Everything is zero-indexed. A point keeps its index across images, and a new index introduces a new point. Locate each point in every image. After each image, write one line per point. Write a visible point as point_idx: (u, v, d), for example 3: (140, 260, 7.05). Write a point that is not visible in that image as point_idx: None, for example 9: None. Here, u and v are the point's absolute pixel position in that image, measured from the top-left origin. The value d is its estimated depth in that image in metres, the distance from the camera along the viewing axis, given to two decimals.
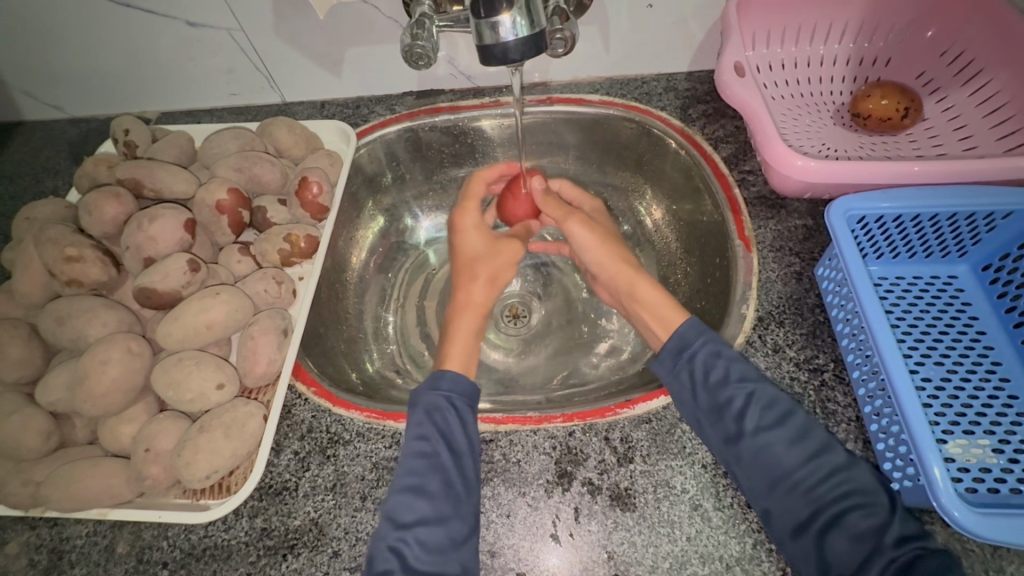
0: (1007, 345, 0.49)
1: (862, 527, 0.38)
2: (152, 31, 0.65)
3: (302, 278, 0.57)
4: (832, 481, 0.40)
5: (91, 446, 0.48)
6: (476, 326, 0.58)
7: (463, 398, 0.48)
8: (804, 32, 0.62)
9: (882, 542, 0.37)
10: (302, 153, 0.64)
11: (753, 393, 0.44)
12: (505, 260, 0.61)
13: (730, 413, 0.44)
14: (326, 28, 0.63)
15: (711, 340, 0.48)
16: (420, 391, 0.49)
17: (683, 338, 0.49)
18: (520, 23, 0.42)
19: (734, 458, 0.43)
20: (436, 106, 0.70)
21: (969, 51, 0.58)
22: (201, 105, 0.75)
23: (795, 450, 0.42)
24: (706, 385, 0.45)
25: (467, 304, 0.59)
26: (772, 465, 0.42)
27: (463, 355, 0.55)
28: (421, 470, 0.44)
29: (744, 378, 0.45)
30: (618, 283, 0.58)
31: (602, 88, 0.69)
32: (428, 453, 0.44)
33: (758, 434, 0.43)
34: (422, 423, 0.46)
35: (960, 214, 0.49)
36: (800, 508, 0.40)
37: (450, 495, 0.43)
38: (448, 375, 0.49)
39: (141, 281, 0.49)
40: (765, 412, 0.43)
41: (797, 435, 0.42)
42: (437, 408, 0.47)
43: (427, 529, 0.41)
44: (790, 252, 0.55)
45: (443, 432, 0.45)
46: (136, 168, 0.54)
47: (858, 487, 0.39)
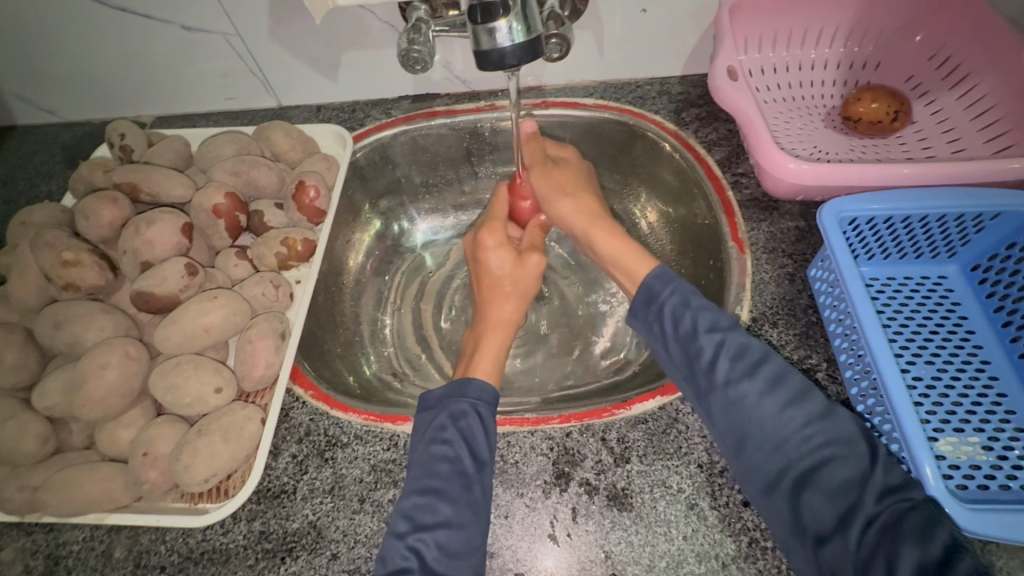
0: (996, 344, 0.49)
1: (839, 480, 0.38)
2: (148, 36, 0.65)
3: (299, 281, 0.57)
4: (808, 432, 0.40)
5: (87, 451, 0.47)
6: (503, 342, 0.58)
7: (485, 404, 0.48)
8: (796, 36, 0.63)
9: (862, 499, 0.37)
10: (298, 156, 0.64)
11: (724, 341, 0.45)
12: (529, 274, 0.61)
13: (702, 366, 0.45)
14: (322, 33, 0.64)
15: (679, 289, 0.49)
16: (444, 396, 0.48)
17: (653, 289, 0.50)
18: (517, 28, 0.43)
19: (707, 412, 0.44)
20: (433, 110, 0.70)
21: (956, 56, 0.59)
22: (197, 109, 0.75)
23: (770, 400, 0.41)
24: (678, 337, 0.47)
25: (494, 321, 0.59)
26: (744, 418, 0.42)
27: (490, 367, 0.54)
28: (444, 474, 0.43)
29: (714, 328, 0.46)
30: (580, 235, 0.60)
31: (596, 91, 0.70)
32: (451, 457, 0.44)
33: (729, 387, 0.43)
34: (445, 427, 0.46)
35: (949, 215, 0.50)
36: (774, 464, 0.40)
37: (472, 505, 0.43)
38: (475, 384, 0.49)
39: (138, 285, 0.49)
40: (736, 362, 0.43)
41: (769, 385, 0.42)
42: (464, 415, 0.46)
43: (447, 531, 0.41)
44: (782, 253, 0.56)
45: (466, 438, 0.45)
46: (132, 173, 0.54)
47: (833, 438, 0.39)
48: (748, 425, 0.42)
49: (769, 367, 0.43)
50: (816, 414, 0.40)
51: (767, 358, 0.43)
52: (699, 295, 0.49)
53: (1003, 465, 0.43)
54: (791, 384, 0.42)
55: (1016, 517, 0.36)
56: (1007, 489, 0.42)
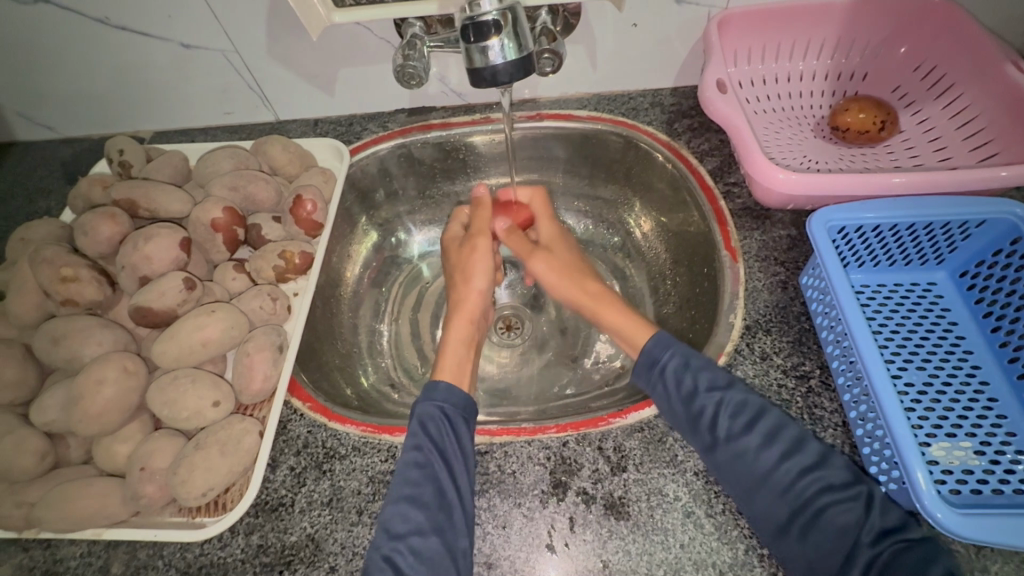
0: (986, 350, 0.50)
1: (840, 524, 0.39)
2: (146, 53, 0.66)
3: (297, 293, 0.58)
4: (804, 480, 0.41)
5: (85, 466, 0.47)
6: (467, 334, 0.60)
7: (456, 408, 0.49)
8: (784, 49, 0.64)
9: (860, 539, 0.38)
10: (295, 171, 0.64)
11: (723, 400, 0.45)
12: (480, 256, 0.64)
13: (704, 422, 0.45)
14: (318, 48, 0.65)
15: (679, 352, 0.49)
16: (416, 403, 0.50)
17: (654, 353, 0.50)
18: (509, 45, 0.44)
19: (713, 467, 0.44)
20: (428, 123, 0.71)
21: (941, 66, 0.60)
22: (195, 124, 0.76)
23: (769, 452, 0.43)
24: (680, 396, 0.47)
25: (459, 308, 0.62)
26: (746, 471, 0.42)
27: (453, 365, 0.56)
28: (416, 479, 0.44)
29: (713, 387, 0.46)
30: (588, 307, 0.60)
31: (589, 103, 0.71)
32: (422, 464, 0.45)
33: (731, 441, 0.43)
34: (417, 434, 0.47)
35: (936, 223, 0.51)
36: (778, 510, 0.41)
37: (444, 506, 0.43)
38: (441, 387, 0.50)
39: (136, 301, 0.50)
40: (735, 417, 0.44)
41: (766, 439, 0.43)
42: (432, 420, 0.48)
43: (421, 538, 0.42)
44: (775, 262, 0.57)
45: (436, 442, 0.46)
46: (131, 189, 0.55)
47: (827, 486, 0.40)
48: (750, 477, 0.42)
49: (767, 420, 0.44)
50: (809, 465, 0.41)
51: (764, 412, 0.44)
52: (698, 355, 0.49)
53: (995, 470, 0.43)
54: (787, 435, 0.43)
55: (1004, 522, 0.37)
56: (1000, 492, 0.42)
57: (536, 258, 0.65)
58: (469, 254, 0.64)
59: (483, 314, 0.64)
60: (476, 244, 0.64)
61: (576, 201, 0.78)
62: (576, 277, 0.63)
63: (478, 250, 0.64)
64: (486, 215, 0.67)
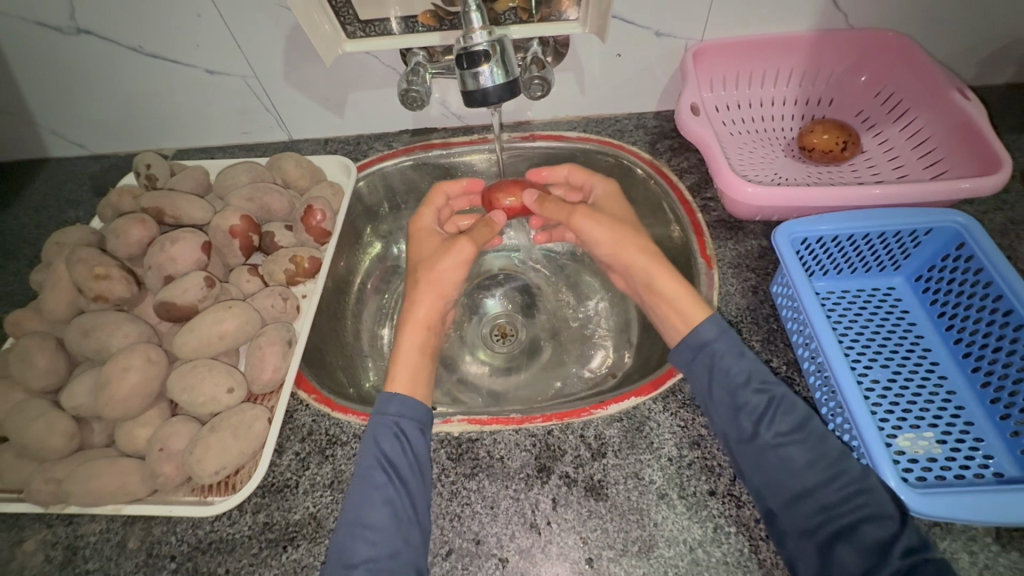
0: (943, 346, 0.54)
1: (869, 538, 0.41)
2: (174, 77, 0.72)
3: (305, 295, 0.63)
4: (845, 489, 0.43)
5: (108, 448, 0.51)
6: (421, 341, 0.61)
7: (413, 421, 0.50)
8: (756, 78, 0.71)
9: (891, 552, 0.40)
10: (306, 184, 0.70)
11: (773, 399, 0.48)
12: (455, 260, 0.64)
13: (747, 416, 0.48)
14: (330, 75, 0.71)
15: (731, 344, 0.51)
16: (372, 419, 0.51)
17: (708, 335, 0.52)
18: (498, 72, 0.50)
19: (748, 461, 0.47)
20: (429, 142, 0.77)
21: (897, 93, 0.67)
22: (214, 143, 0.83)
23: (808, 452, 0.46)
24: (728, 389, 0.49)
25: (411, 318, 0.62)
26: (783, 469, 0.45)
27: (406, 375, 0.58)
28: (373, 500, 0.46)
29: (763, 384, 0.49)
30: (637, 271, 0.60)
31: (579, 125, 0.77)
32: (383, 488, 0.46)
33: (772, 438, 0.46)
34: (370, 453, 0.48)
35: (889, 233, 0.55)
36: (806, 517, 0.43)
37: (399, 523, 0.45)
38: (397, 399, 0.51)
39: (162, 296, 0.54)
40: (781, 417, 0.47)
41: (812, 441, 0.45)
42: (386, 435, 0.49)
43: (376, 564, 0.43)
44: (747, 268, 0.62)
45: (391, 460, 0.47)
46: (159, 198, 0.60)
47: (867, 495, 0.42)
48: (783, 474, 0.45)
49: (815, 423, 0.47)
50: (852, 473, 0.43)
51: (811, 418, 0.47)
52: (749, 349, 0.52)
53: (956, 457, 0.46)
54: (831, 445, 0.45)
55: (963, 499, 0.40)
56: (961, 476, 0.46)
57: (580, 214, 0.63)
58: (443, 253, 0.64)
59: (439, 317, 0.65)
60: (456, 246, 0.64)
61: None
62: (623, 232, 0.62)
63: (455, 255, 0.64)
64: (490, 234, 0.67)
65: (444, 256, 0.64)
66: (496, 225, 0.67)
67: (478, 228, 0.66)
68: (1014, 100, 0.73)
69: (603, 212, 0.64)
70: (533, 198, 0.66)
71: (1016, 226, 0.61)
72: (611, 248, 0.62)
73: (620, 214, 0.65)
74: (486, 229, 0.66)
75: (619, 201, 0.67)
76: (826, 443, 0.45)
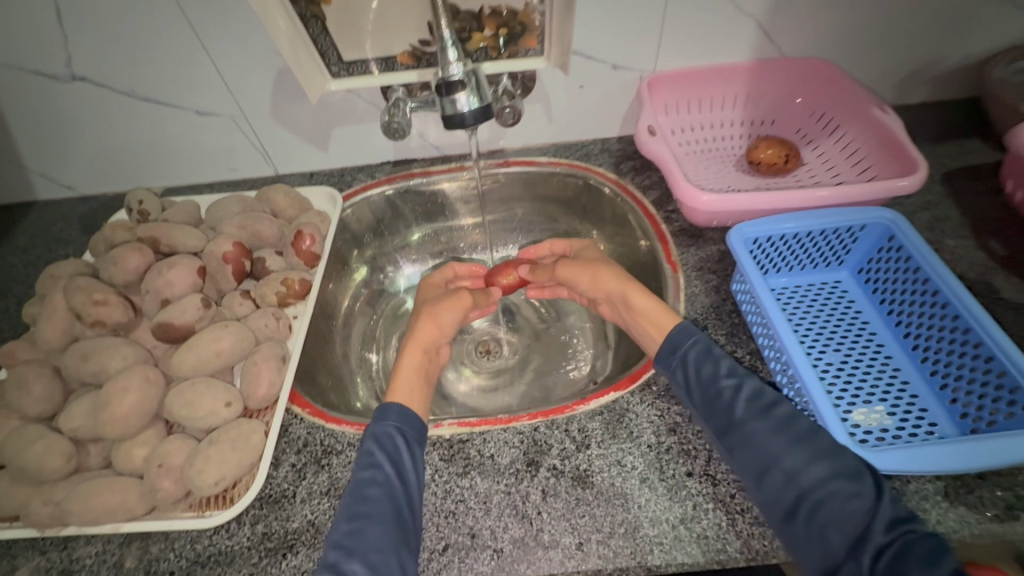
0: (887, 330, 0.59)
1: (848, 512, 0.41)
2: (166, 119, 0.76)
3: (296, 316, 0.65)
4: (819, 466, 0.43)
5: (104, 470, 0.52)
6: (419, 362, 0.62)
7: (412, 430, 0.53)
8: (705, 103, 0.79)
9: (873, 527, 0.40)
10: (294, 213, 0.73)
11: (741, 385, 0.50)
12: (455, 303, 0.69)
13: (721, 404, 0.50)
14: (315, 113, 0.77)
15: (700, 340, 0.55)
16: (370, 425, 0.54)
17: (677, 340, 0.56)
18: (473, 98, 0.56)
19: (727, 448, 0.48)
20: (410, 172, 0.83)
21: (829, 111, 0.76)
22: (202, 180, 0.86)
23: (780, 435, 0.46)
24: (700, 380, 0.52)
25: (414, 338, 0.64)
26: (760, 451, 0.46)
27: (404, 389, 0.58)
28: (373, 496, 0.47)
29: (732, 373, 0.51)
30: (614, 296, 0.64)
31: (549, 151, 0.83)
32: (380, 480, 0.48)
33: (746, 423, 0.48)
34: (371, 449, 0.50)
35: (830, 230, 0.62)
36: (786, 496, 0.44)
37: (400, 524, 0.46)
38: (392, 410, 0.54)
39: (159, 318, 0.57)
40: (752, 401, 0.49)
41: (781, 424, 0.47)
42: (385, 437, 0.51)
43: (376, 556, 0.43)
44: (709, 271, 0.67)
45: (391, 456, 0.50)
46: (155, 229, 0.63)
47: (841, 471, 0.43)
48: (760, 456, 0.46)
49: (783, 408, 0.48)
50: (824, 449, 0.44)
51: (780, 401, 0.48)
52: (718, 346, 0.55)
53: (905, 425, 0.51)
54: (802, 425, 0.46)
55: (905, 455, 0.45)
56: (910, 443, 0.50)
57: (561, 265, 0.72)
58: (445, 297, 0.69)
59: (438, 349, 0.67)
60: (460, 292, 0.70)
61: (543, 236, 0.89)
62: (599, 269, 0.68)
63: (456, 301, 0.69)
64: (486, 302, 0.74)
65: (447, 298, 0.69)
66: (492, 296, 0.75)
67: (478, 296, 0.74)
68: (930, 116, 0.83)
69: (581, 258, 0.71)
70: (525, 272, 0.76)
71: (940, 223, 0.69)
72: (591, 286, 0.68)
73: (596, 257, 0.71)
74: (485, 298, 0.74)
75: (594, 250, 0.73)
76: (797, 423, 0.46)
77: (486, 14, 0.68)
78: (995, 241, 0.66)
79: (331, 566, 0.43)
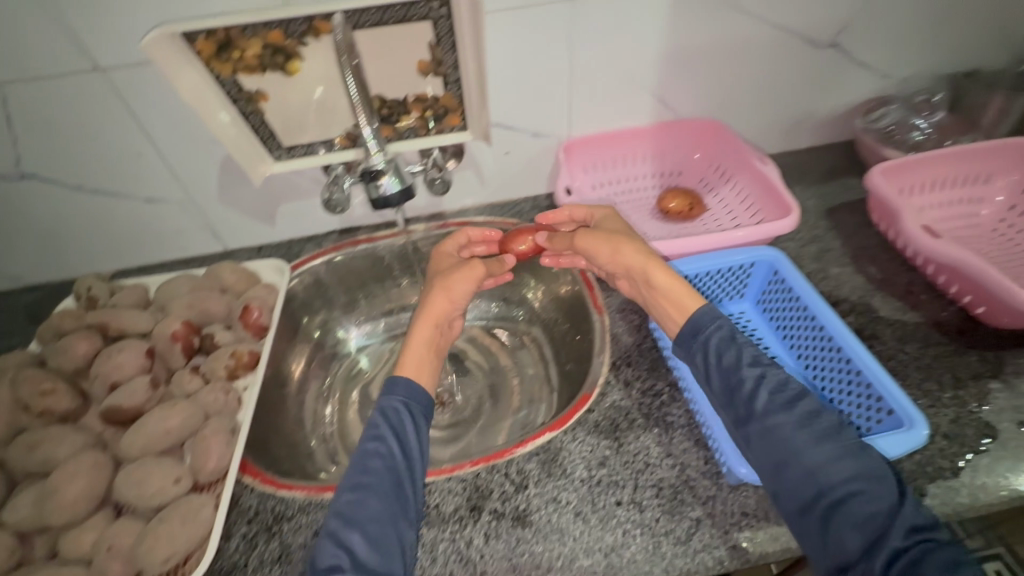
0: (785, 354, 0.67)
1: (865, 513, 0.44)
2: (115, 207, 0.80)
3: (246, 387, 0.68)
4: (840, 464, 0.47)
5: (50, 561, 0.52)
6: (430, 336, 0.67)
7: (418, 404, 0.60)
8: (619, 160, 0.89)
9: (891, 530, 0.43)
10: (244, 287, 0.77)
11: (764, 377, 0.53)
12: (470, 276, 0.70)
13: (741, 395, 0.53)
14: (261, 193, 0.82)
15: (723, 328, 0.57)
16: (379, 399, 0.60)
17: (701, 323, 0.58)
18: (393, 182, 0.65)
19: (744, 438, 0.51)
20: (356, 239, 0.88)
21: (724, 162, 0.87)
22: (151, 260, 0.89)
23: (803, 432, 0.49)
24: (722, 369, 0.55)
25: (426, 312, 0.69)
26: (780, 444, 0.49)
27: (414, 362, 0.64)
28: (375, 469, 0.53)
29: (754, 365, 0.54)
30: (636, 271, 0.65)
31: (484, 211, 0.91)
32: (384, 452, 0.54)
33: (765, 417, 0.51)
34: (378, 425, 0.57)
35: (727, 269, 0.70)
36: (804, 490, 0.47)
37: (400, 497, 0.52)
38: (401, 383, 0.61)
39: (107, 402, 0.59)
40: (775, 395, 0.52)
41: (804, 419, 0.50)
42: (393, 412, 0.58)
43: (378, 526, 0.49)
44: (631, 311, 0.74)
45: (397, 431, 0.56)
46: (104, 315, 0.66)
47: (862, 474, 0.46)
48: (783, 449, 0.49)
49: (806, 404, 0.51)
50: (847, 452, 0.47)
51: (802, 397, 0.52)
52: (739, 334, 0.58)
53: None
54: (824, 422, 0.50)
55: None
56: None
57: (583, 233, 0.69)
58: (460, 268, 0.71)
59: (449, 321, 0.72)
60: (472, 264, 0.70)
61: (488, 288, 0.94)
62: (621, 241, 0.67)
63: (468, 274, 0.70)
64: (499, 270, 0.75)
65: (460, 271, 0.70)
66: (506, 264, 0.75)
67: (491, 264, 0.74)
68: (814, 158, 0.95)
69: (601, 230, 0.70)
70: (543, 239, 0.74)
71: (825, 254, 0.79)
72: (611, 259, 0.68)
73: (619, 229, 0.72)
74: (497, 267, 0.74)
75: (617, 221, 0.74)
76: (818, 422, 0.50)
77: (411, 100, 0.76)
78: (871, 266, 0.76)
79: (333, 534, 0.49)
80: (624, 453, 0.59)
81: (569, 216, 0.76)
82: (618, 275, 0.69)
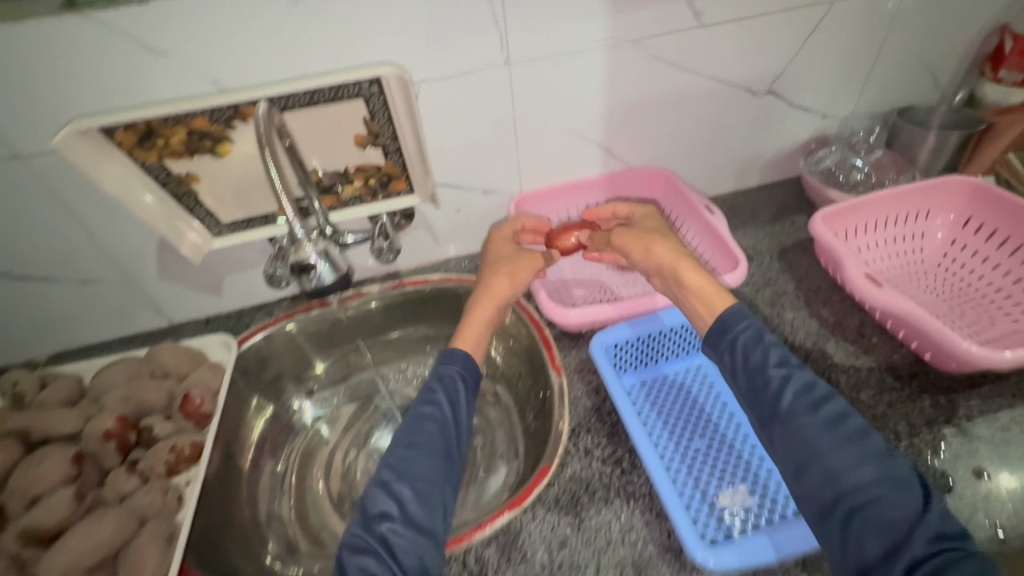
0: None
1: (888, 518, 0.43)
2: (44, 294, 0.76)
3: (188, 482, 0.64)
4: (860, 470, 0.45)
5: None
6: (490, 316, 0.69)
7: (471, 377, 0.63)
8: (572, 211, 0.90)
9: (912, 536, 0.41)
10: (185, 369, 0.73)
11: (789, 377, 0.52)
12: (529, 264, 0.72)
13: (768, 394, 0.52)
14: (205, 267, 0.80)
15: (751, 327, 0.57)
16: (437, 365, 0.64)
17: (730, 320, 0.58)
18: (327, 270, 0.64)
19: (769, 439, 0.52)
20: (308, 305, 0.86)
21: (674, 210, 0.88)
22: (89, 341, 0.85)
23: (827, 435, 0.48)
24: (748, 368, 0.54)
25: (488, 292, 0.70)
26: (804, 446, 0.48)
27: (473, 338, 0.67)
28: (428, 432, 0.56)
29: (781, 365, 0.53)
30: (665, 270, 0.65)
31: (440, 268, 0.90)
32: (437, 416, 0.58)
33: (789, 419, 0.50)
34: (434, 390, 0.60)
35: (676, 327, 0.71)
36: (824, 493, 0.46)
37: (447, 459, 0.55)
38: (458, 356, 0.64)
39: (24, 523, 0.56)
40: (799, 395, 0.51)
41: (829, 421, 0.49)
42: (450, 379, 0.61)
43: (427, 485, 0.53)
44: (588, 371, 0.73)
45: (451, 395, 0.60)
46: (28, 419, 0.63)
47: (885, 480, 0.45)
48: (806, 450, 0.48)
49: (830, 408, 0.49)
50: (871, 455, 0.46)
51: (830, 400, 0.50)
52: (768, 333, 0.57)
53: (764, 502, 0.58)
54: (851, 424, 0.48)
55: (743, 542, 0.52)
56: (771, 520, 0.56)
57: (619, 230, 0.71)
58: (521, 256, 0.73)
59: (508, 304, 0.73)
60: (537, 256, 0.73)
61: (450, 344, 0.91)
62: (653, 240, 0.68)
63: (531, 263, 0.72)
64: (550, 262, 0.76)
65: (522, 259, 0.73)
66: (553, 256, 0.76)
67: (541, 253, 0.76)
68: (764, 197, 0.97)
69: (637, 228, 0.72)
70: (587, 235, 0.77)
71: (780, 297, 0.79)
72: (642, 255, 0.68)
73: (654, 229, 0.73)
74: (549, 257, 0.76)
75: (654, 221, 0.75)
76: (842, 424, 0.48)
77: (353, 171, 0.75)
78: (824, 308, 0.77)
79: (385, 485, 0.52)
80: (585, 530, 0.57)
81: (612, 213, 0.80)
82: (649, 274, 0.69)
